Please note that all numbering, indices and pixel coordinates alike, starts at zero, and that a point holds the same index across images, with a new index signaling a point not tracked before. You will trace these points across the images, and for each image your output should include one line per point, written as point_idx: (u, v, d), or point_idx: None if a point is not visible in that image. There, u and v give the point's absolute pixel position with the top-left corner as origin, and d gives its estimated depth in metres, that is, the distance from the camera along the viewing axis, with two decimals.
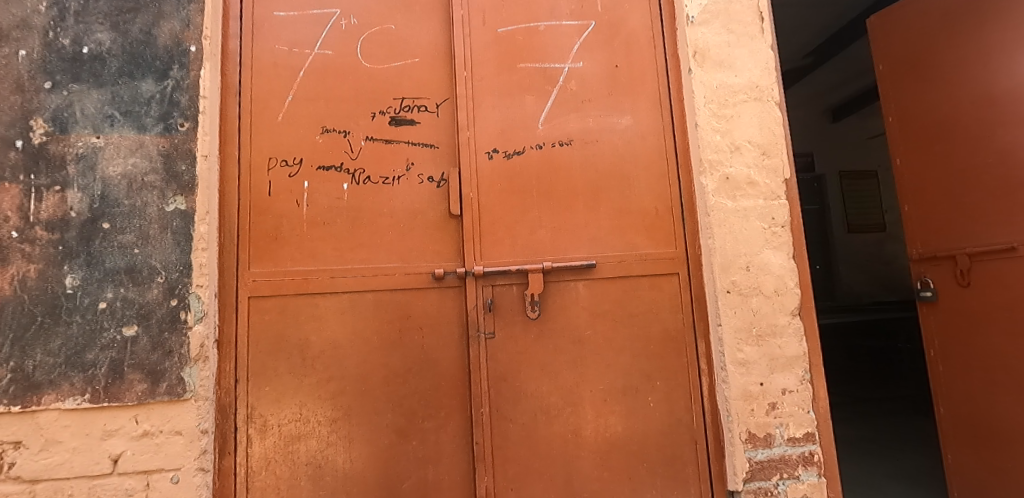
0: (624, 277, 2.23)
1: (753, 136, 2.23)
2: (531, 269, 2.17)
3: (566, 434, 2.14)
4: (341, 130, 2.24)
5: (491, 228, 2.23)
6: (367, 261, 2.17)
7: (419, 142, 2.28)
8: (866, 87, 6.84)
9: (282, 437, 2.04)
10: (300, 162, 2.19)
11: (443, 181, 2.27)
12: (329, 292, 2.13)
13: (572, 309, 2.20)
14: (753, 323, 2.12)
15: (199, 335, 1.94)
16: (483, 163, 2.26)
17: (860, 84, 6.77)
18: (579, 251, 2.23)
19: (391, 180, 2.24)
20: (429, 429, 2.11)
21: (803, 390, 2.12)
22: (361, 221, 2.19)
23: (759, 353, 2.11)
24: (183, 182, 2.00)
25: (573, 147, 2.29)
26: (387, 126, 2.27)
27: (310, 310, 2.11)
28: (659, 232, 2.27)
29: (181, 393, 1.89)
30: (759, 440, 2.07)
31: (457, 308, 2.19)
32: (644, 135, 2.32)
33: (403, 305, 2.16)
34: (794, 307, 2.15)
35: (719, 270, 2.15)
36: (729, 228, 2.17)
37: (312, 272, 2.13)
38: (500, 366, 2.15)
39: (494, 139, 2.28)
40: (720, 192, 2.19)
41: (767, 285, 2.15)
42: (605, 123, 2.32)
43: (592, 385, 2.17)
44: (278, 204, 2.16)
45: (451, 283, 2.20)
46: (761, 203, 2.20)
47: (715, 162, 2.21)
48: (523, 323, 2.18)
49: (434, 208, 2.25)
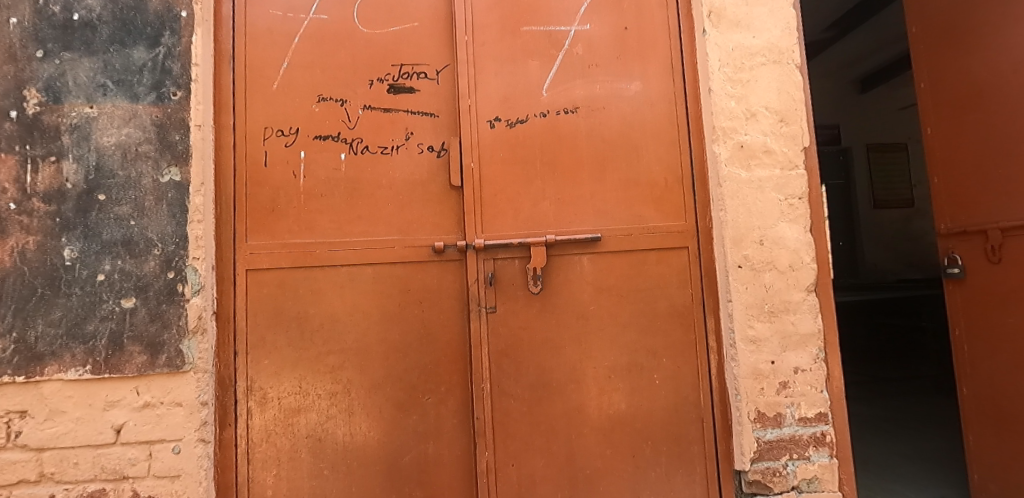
0: (630, 251, 2.14)
1: (770, 101, 2.11)
2: (533, 242, 2.10)
3: (568, 410, 2.10)
4: (338, 99, 2.17)
5: (492, 200, 2.15)
6: (365, 234, 2.12)
7: (418, 111, 2.20)
8: (899, 54, 6.49)
9: (282, 410, 2.04)
10: (295, 132, 2.14)
11: (443, 151, 2.20)
12: (328, 265, 2.09)
13: (575, 284, 2.13)
14: (766, 299, 2.03)
15: (196, 307, 1.92)
16: (484, 132, 2.18)
17: (892, 51, 6.44)
18: (583, 224, 2.14)
19: (390, 150, 2.17)
20: (429, 404, 2.09)
21: (817, 369, 2.04)
22: (359, 193, 2.14)
23: (771, 330, 2.03)
24: (178, 152, 1.97)
25: (578, 114, 2.19)
26: (386, 94, 2.19)
27: (308, 284, 2.08)
28: (669, 204, 2.17)
29: (180, 365, 1.89)
30: (768, 420, 2.01)
31: (458, 282, 2.14)
32: (653, 102, 2.20)
33: (402, 279, 2.11)
34: (810, 283, 2.06)
35: (731, 244, 2.05)
36: (742, 200, 2.07)
37: (311, 245, 2.09)
38: (501, 341, 2.10)
39: (496, 107, 2.19)
40: (733, 162, 2.08)
41: (781, 260, 2.05)
42: (613, 89, 2.21)
43: (595, 362, 2.11)
44: (275, 175, 2.11)
45: (452, 256, 2.14)
46: (777, 173, 2.08)
47: (729, 130, 2.09)
48: (525, 297, 2.12)
49: (434, 179, 2.18)
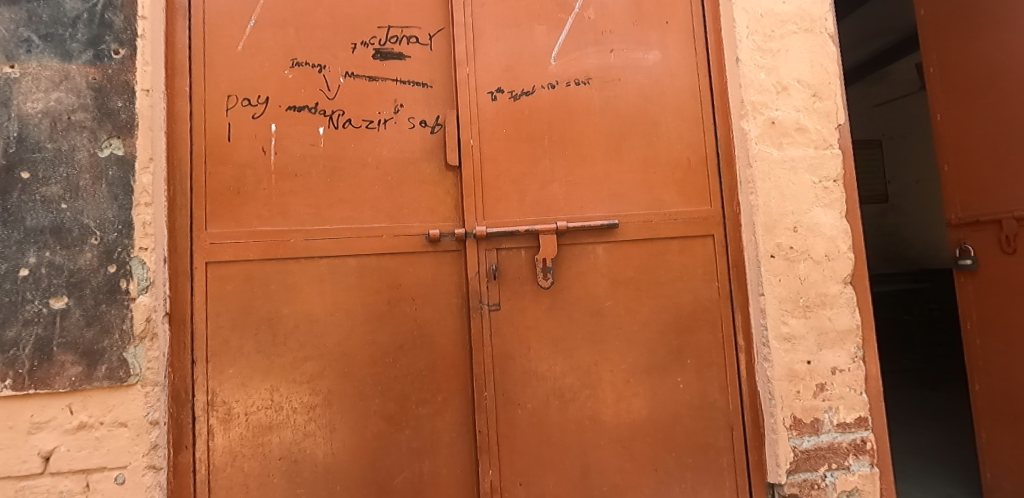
0: (651, 240, 1.91)
1: (802, 74, 1.90)
2: (543, 230, 1.84)
3: (582, 420, 1.85)
4: (315, 64, 1.86)
5: (495, 183, 1.89)
6: (348, 221, 1.82)
7: (409, 80, 1.92)
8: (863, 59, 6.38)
9: (249, 428, 1.72)
10: (264, 101, 1.81)
11: (438, 126, 1.92)
12: (305, 257, 1.79)
13: (589, 277, 1.88)
14: (801, 292, 1.83)
15: (144, 308, 1.60)
16: (485, 105, 1.91)
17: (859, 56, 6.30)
18: (598, 209, 1.90)
19: (377, 125, 1.88)
20: (424, 416, 1.81)
21: (855, 369, 1.84)
22: (341, 173, 1.84)
23: (806, 326, 1.83)
24: (120, 121, 1.63)
25: (592, 86, 1.94)
26: (371, 60, 1.90)
27: (281, 279, 1.77)
28: (692, 187, 1.93)
29: (124, 377, 1.56)
30: (805, 427, 1.80)
31: (456, 276, 1.87)
32: (674, 73, 1.97)
33: (393, 272, 1.83)
34: (847, 274, 1.86)
35: (763, 231, 1.84)
36: (775, 183, 1.85)
37: (283, 234, 1.77)
38: (506, 342, 1.85)
39: (498, 77, 1.92)
40: (764, 139, 1.87)
41: (815, 249, 1.85)
42: (629, 58, 1.97)
43: (612, 365, 1.87)
44: (240, 152, 1.78)
45: (449, 246, 1.87)
46: (811, 153, 1.88)
47: (759, 105, 1.88)
48: (533, 292, 1.86)
49: (428, 158, 1.90)
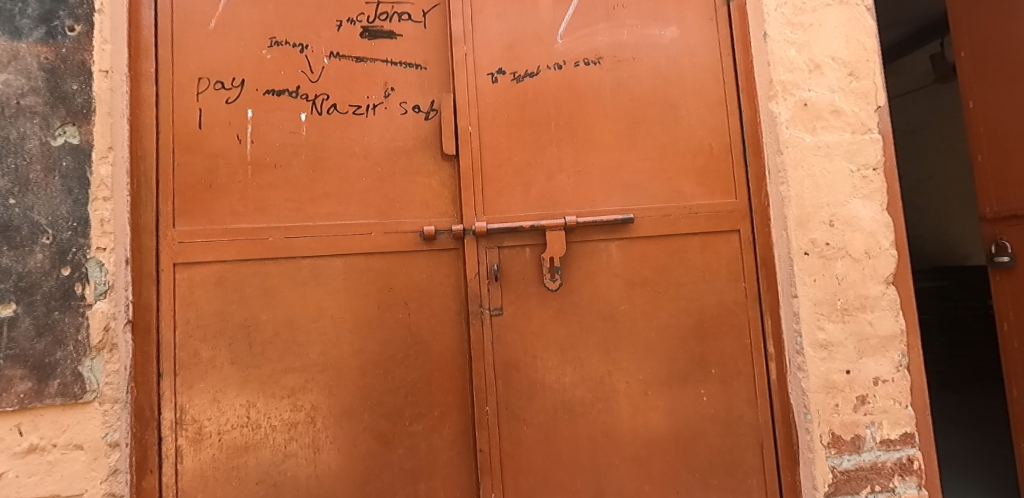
0: (670, 236, 1.71)
1: (837, 51, 1.71)
2: (550, 225, 1.65)
3: (594, 436, 1.67)
4: (296, 43, 1.68)
5: (495, 174, 1.70)
6: (333, 217, 1.64)
7: (401, 61, 1.73)
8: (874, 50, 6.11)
9: (223, 448, 1.54)
10: (239, 84, 1.63)
11: (433, 112, 1.73)
12: (285, 257, 1.60)
13: (602, 278, 1.70)
14: (838, 294, 1.64)
15: (102, 316, 1.41)
16: (485, 88, 1.72)
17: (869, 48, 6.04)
18: (610, 202, 1.71)
19: (365, 110, 1.69)
20: (419, 433, 1.63)
21: (900, 379, 1.65)
22: (326, 163, 1.65)
23: (844, 332, 1.64)
24: (75, 106, 1.44)
25: (602, 66, 1.75)
26: (359, 38, 1.72)
27: (257, 282, 1.58)
28: (716, 177, 1.74)
29: (79, 394, 1.37)
30: (845, 444, 1.61)
31: (454, 277, 1.69)
32: (694, 51, 1.78)
33: (383, 274, 1.65)
34: (889, 273, 1.67)
35: (795, 226, 1.64)
36: (808, 171, 1.66)
37: (260, 232, 1.59)
38: (509, 351, 1.66)
39: (499, 57, 1.74)
40: (796, 123, 1.67)
41: (853, 245, 1.66)
42: (643, 36, 1.78)
43: (628, 375, 1.68)
44: (212, 140, 1.60)
45: (445, 244, 1.69)
46: (847, 138, 1.69)
47: (789, 85, 1.68)
48: (539, 295, 1.67)
49: (422, 147, 1.71)
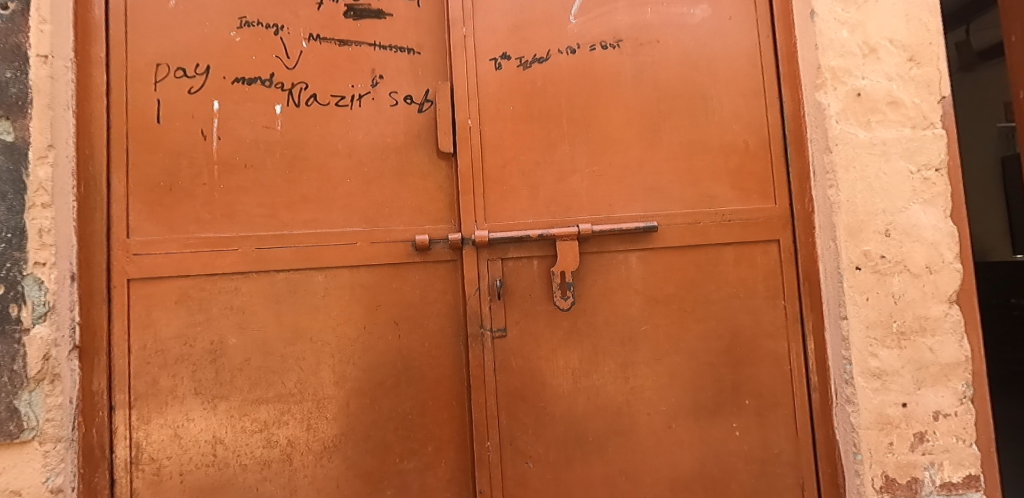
0: (699, 247, 1.49)
1: (895, 31, 1.46)
2: (561, 235, 1.44)
3: (610, 476, 1.46)
4: (269, 24, 1.46)
5: (499, 174, 1.48)
6: (312, 225, 1.43)
7: (391, 45, 1.51)
8: None
9: (187, 491, 1.34)
10: (204, 71, 1.42)
11: (428, 103, 1.51)
12: (257, 272, 1.40)
13: (620, 295, 1.48)
14: (894, 315, 1.42)
15: (41, 342, 1.21)
16: (487, 75, 1.50)
17: None
18: (630, 208, 1.49)
19: (349, 101, 1.48)
20: (411, 471, 1.43)
21: (964, 413, 1.42)
22: (304, 163, 1.44)
23: (901, 359, 1.41)
24: (8, 97, 1.22)
25: (622, 51, 1.52)
26: (342, 19, 1.49)
27: (225, 300, 1.38)
28: (753, 179, 1.51)
29: (14, 434, 1.18)
30: (900, 489, 1.39)
31: (451, 293, 1.48)
32: (728, 33, 1.54)
33: (371, 290, 1.45)
34: (953, 291, 1.43)
35: (846, 236, 1.41)
36: (861, 173, 1.42)
37: (228, 242, 1.39)
38: (514, 378, 1.45)
39: (503, 40, 1.51)
40: (847, 116, 1.43)
41: (912, 258, 1.43)
42: (670, 15, 1.54)
43: (649, 407, 1.47)
44: (172, 136, 1.39)
45: (441, 256, 1.48)
46: (906, 134, 1.44)
47: (841, 72, 1.44)
48: (549, 314, 1.47)
49: (415, 144, 1.50)
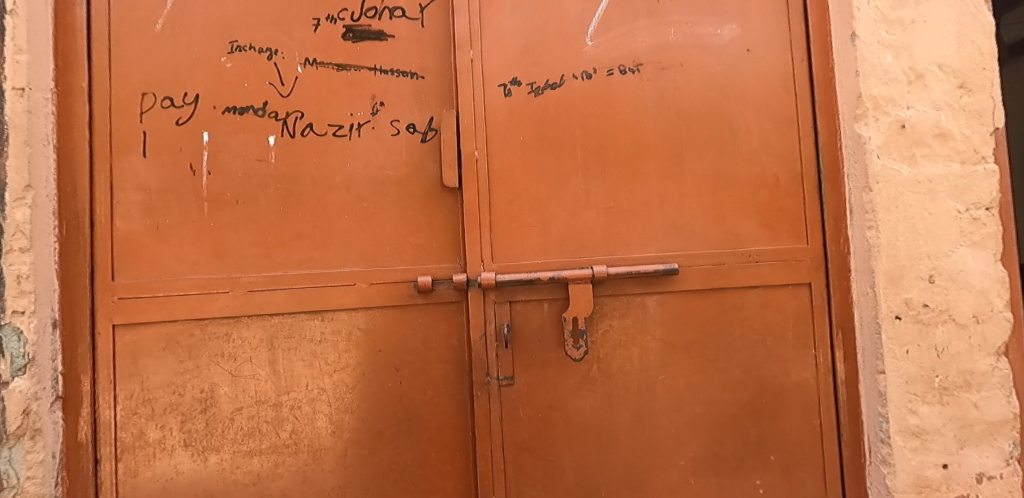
0: (722, 290, 1.38)
1: (945, 55, 1.31)
2: (574, 278, 1.34)
3: None
4: (263, 48, 1.36)
5: (507, 210, 1.38)
6: (308, 265, 1.34)
7: (392, 68, 1.40)
8: None
9: None
10: (192, 100, 1.33)
11: (432, 132, 1.41)
12: (250, 315, 1.32)
13: (636, 341, 1.38)
14: (936, 369, 1.29)
15: (21, 396, 1.14)
16: (495, 102, 1.39)
17: None
18: (649, 247, 1.38)
19: (348, 131, 1.38)
20: None
21: (1011, 476, 1.29)
22: (300, 198, 1.35)
23: (943, 417, 1.29)
24: None
25: (642, 75, 1.40)
26: (341, 41, 1.39)
27: (217, 346, 1.31)
28: (783, 216, 1.39)
29: None
30: None
31: (455, 337, 1.39)
32: (758, 55, 1.41)
33: (370, 334, 1.36)
34: (1002, 342, 1.29)
35: (885, 283, 1.29)
36: (904, 213, 1.29)
37: (219, 285, 1.30)
38: (521, 429, 1.36)
39: (513, 63, 1.40)
40: (890, 150, 1.30)
41: (958, 307, 1.29)
42: (695, 35, 1.41)
43: (666, 461, 1.37)
44: (160, 171, 1.31)
45: (445, 298, 1.38)
46: (955, 170, 1.30)
47: (883, 101, 1.30)
48: (559, 362, 1.37)
49: (417, 176, 1.40)
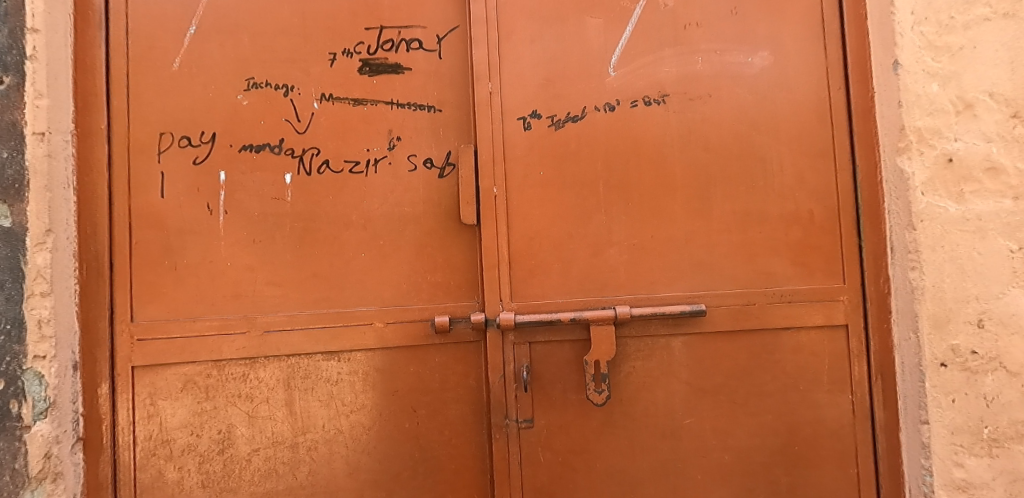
0: (752, 331, 1.32)
1: (997, 81, 1.20)
2: (596, 319, 1.28)
3: None
4: (279, 84, 1.34)
5: (526, 248, 1.34)
6: (324, 305, 1.32)
7: (409, 102, 1.37)
8: None
9: None
10: (209, 139, 1.32)
11: (449, 167, 1.38)
12: (267, 356, 1.31)
13: (661, 384, 1.33)
14: (985, 420, 1.18)
15: (42, 440, 1.14)
16: (514, 136, 1.35)
17: None
18: (675, 286, 1.32)
19: (364, 167, 1.35)
20: None
21: None
22: (316, 236, 1.33)
23: (993, 471, 1.17)
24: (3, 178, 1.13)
25: (668, 106, 1.35)
26: (357, 76, 1.36)
27: (234, 387, 1.30)
28: (817, 254, 1.32)
29: None
30: None
31: (473, 378, 1.35)
32: (791, 84, 1.34)
33: (387, 375, 1.34)
34: None
35: (930, 328, 1.20)
36: (949, 252, 1.19)
37: (236, 326, 1.30)
38: (541, 473, 1.33)
39: (533, 96, 1.36)
40: (936, 186, 1.20)
41: (1011, 354, 1.17)
42: (723, 64, 1.35)
43: None
44: (178, 211, 1.30)
45: (463, 337, 1.35)
46: (1007, 205, 1.17)
47: (928, 133, 1.21)
48: (581, 405, 1.32)
49: (435, 213, 1.36)
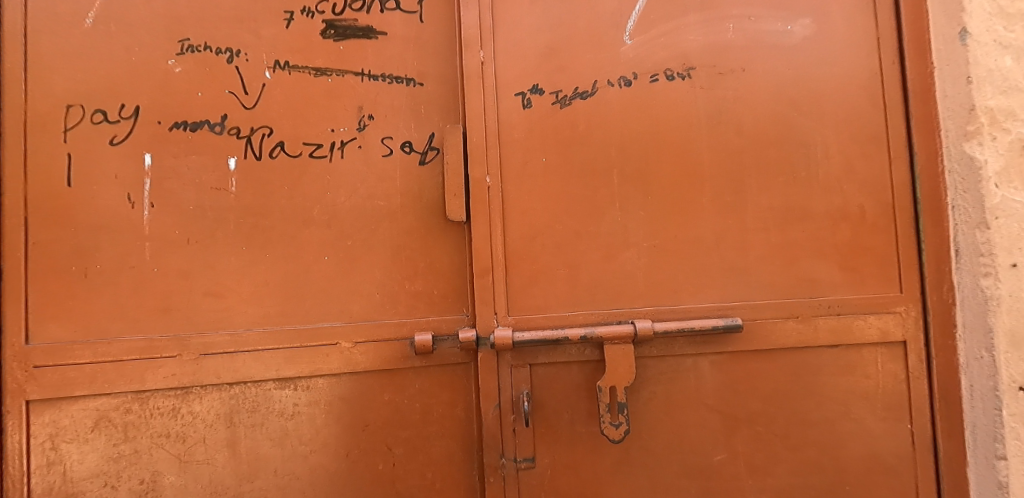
0: (795, 349, 1.11)
1: None
2: (610, 336, 1.06)
3: None
4: (222, 49, 1.09)
5: (526, 250, 1.11)
6: (277, 320, 1.07)
7: (384, 74, 1.13)
8: None
9: None
10: (132, 115, 1.06)
11: (432, 152, 1.14)
12: (204, 385, 1.05)
13: (687, 413, 1.11)
14: None
15: None
16: (511, 116, 1.12)
17: None
18: (703, 296, 1.11)
19: (328, 152, 1.11)
20: None
21: None
22: (268, 236, 1.08)
23: None
24: None
25: (694, 82, 1.13)
26: (320, 41, 1.12)
27: (162, 424, 1.04)
28: (869, 257, 1.12)
29: None
30: None
31: (462, 408, 1.12)
32: (837, 57, 1.14)
33: (354, 406, 1.09)
34: None
35: (1007, 346, 1.00)
36: None
37: (164, 348, 1.03)
38: None
39: (533, 68, 1.13)
40: (1013, 177, 1.01)
41: None
42: (758, 33, 1.14)
43: None
44: (90, 203, 1.04)
45: (449, 358, 1.11)
46: None
47: (1003, 114, 1.01)
48: (592, 440, 1.10)
49: (415, 207, 1.12)
